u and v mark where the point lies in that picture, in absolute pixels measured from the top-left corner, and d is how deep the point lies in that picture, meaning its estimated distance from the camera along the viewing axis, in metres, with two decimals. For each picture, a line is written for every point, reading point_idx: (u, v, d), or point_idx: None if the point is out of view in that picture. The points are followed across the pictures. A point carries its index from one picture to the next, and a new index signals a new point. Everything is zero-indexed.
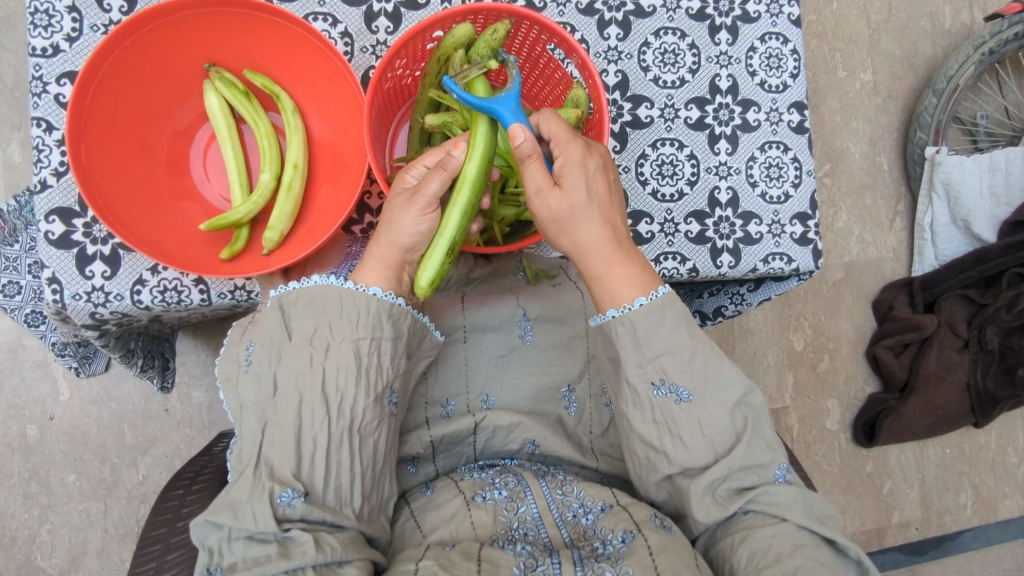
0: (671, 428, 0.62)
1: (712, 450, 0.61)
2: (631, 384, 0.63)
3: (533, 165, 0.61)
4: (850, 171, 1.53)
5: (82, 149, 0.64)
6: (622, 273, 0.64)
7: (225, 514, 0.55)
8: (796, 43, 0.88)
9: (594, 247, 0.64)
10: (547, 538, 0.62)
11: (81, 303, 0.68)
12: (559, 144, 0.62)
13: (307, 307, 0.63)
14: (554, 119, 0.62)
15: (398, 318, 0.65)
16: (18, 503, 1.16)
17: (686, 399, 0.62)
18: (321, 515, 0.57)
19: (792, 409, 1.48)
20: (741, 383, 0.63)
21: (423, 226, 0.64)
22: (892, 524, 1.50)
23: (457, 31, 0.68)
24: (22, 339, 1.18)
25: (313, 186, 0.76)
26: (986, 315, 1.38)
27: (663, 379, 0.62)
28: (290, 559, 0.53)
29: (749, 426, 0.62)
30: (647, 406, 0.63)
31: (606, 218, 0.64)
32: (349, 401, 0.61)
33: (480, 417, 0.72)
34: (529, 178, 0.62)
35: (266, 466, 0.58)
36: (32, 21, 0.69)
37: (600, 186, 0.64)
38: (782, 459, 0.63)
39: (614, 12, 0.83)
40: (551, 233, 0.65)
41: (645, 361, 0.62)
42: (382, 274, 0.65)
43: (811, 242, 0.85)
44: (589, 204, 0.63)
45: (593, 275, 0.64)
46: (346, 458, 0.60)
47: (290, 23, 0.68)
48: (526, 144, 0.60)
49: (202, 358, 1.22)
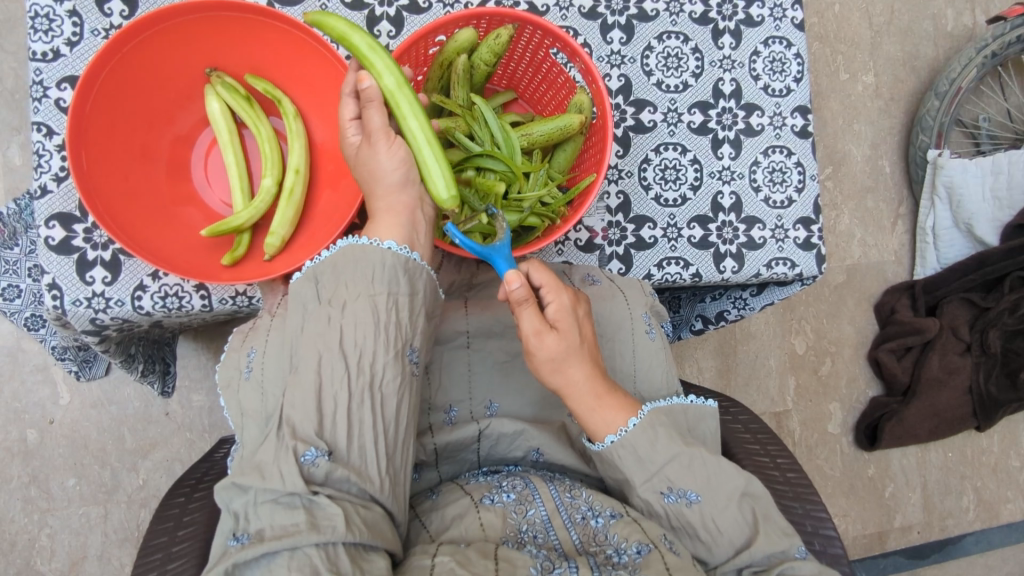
0: (689, 530, 0.63)
1: (732, 545, 0.62)
2: (642, 497, 0.65)
3: (528, 311, 0.63)
4: (852, 173, 1.53)
5: (83, 155, 0.64)
6: (611, 402, 0.65)
7: (251, 475, 0.55)
8: (800, 47, 0.88)
9: (586, 384, 0.65)
10: (557, 541, 0.61)
11: (81, 309, 0.68)
12: (552, 291, 0.65)
13: (331, 273, 0.62)
14: (543, 268, 0.65)
15: (414, 274, 0.63)
16: (18, 508, 1.15)
17: (696, 501, 0.63)
18: (345, 475, 0.56)
19: (794, 412, 1.48)
20: (740, 475, 0.64)
21: (399, 152, 0.63)
22: (894, 527, 1.50)
23: (461, 35, 0.68)
24: (21, 342, 1.17)
25: (315, 191, 0.76)
26: (989, 318, 1.38)
27: (671, 487, 0.64)
28: (320, 532, 0.52)
29: (760, 516, 0.63)
30: (661, 515, 0.64)
31: (593, 357, 0.66)
32: (369, 358, 0.59)
33: (484, 425, 0.71)
34: (526, 322, 0.63)
35: (288, 427, 0.57)
36: (33, 25, 0.69)
37: (586, 330, 0.67)
38: (799, 540, 0.63)
39: (617, 16, 0.83)
40: (543, 374, 0.65)
41: (651, 475, 0.64)
42: (392, 222, 0.64)
43: (814, 247, 0.85)
44: (580, 347, 0.65)
45: (586, 410, 0.65)
46: (368, 416, 0.58)
47: (292, 28, 0.68)
48: (520, 289, 0.61)
49: (202, 362, 1.22)
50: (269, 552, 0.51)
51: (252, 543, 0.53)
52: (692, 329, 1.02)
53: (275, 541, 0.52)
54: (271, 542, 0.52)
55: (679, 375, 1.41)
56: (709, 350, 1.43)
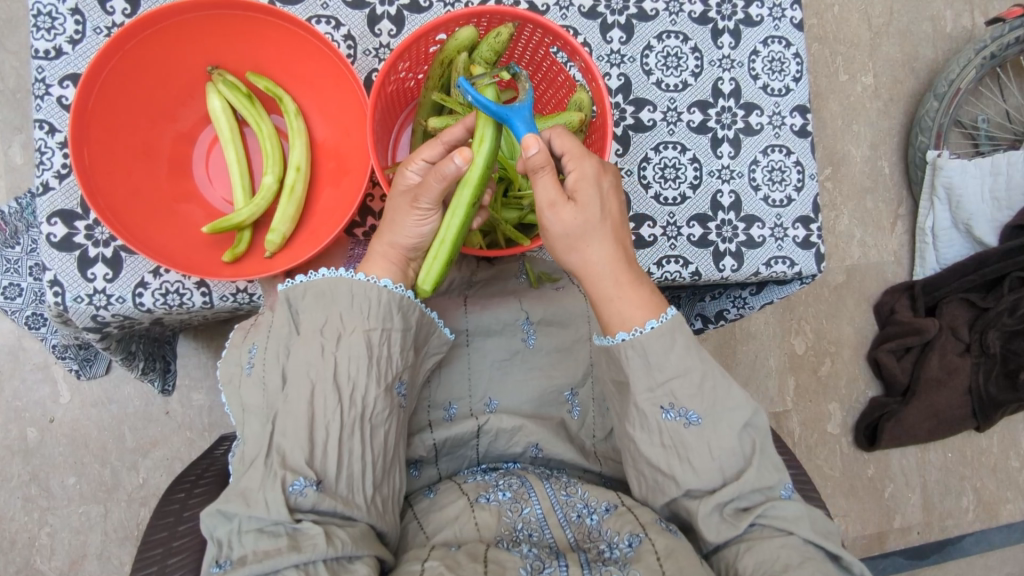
0: (681, 450, 0.61)
1: (721, 474, 0.61)
2: (639, 407, 0.62)
3: (545, 179, 0.60)
4: (851, 174, 1.53)
5: (85, 152, 0.64)
6: (632, 295, 0.63)
7: (236, 503, 0.55)
8: (798, 47, 0.88)
9: (603, 267, 0.63)
10: (551, 539, 0.62)
11: (82, 305, 0.68)
12: (574, 159, 0.61)
13: (315, 299, 0.64)
14: (567, 136, 0.62)
15: (408, 310, 0.65)
16: (18, 506, 1.15)
17: (695, 422, 0.61)
18: (332, 505, 0.57)
19: (794, 413, 1.48)
20: (748, 405, 0.62)
21: (424, 228, 0.66)
22: (893, 528, 1.50)
23: (462, 34, 0.68)
24: (22, 341, 1.18)
25: (316, 188, 0.76)
26: (988, 319, 1.38)
27: (673, 403, 0.61)
28: (301, 552, 0.53)
29: (758, 449, 0.61)
30: (655, 430, 0.62)
31: (617, 238, 0.63)
32: (361, 390, 0.61)
33: (483, 421, 0.71)
34: (541, 192, 0.61)
35: (278, 454, 0.58)
36: (34, 23, 0.69)
37: (612, 203, 0.63)
38: (787, 478, 0.63)
39: (617, 15, 0.83)
40: (559, 250, 0.63)
41: (655, 385, 0.61)
42: (387, 266, 0.66)
43: (813, 246, 0.85)
44: (602, 224, 0.62)
45: (601, 297, 0.63)
46: (358, 445, 0.60)
47: (292, 24, 0.68)
48: (538, 155, 0.59)
49: (202, 361, 1.22)
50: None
51: (234, 568, 0.53)
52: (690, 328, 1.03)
53: (256, 565, 0.52)
54: (254, 565, 0.53)
55: None
56: (708, 350, 1.43)
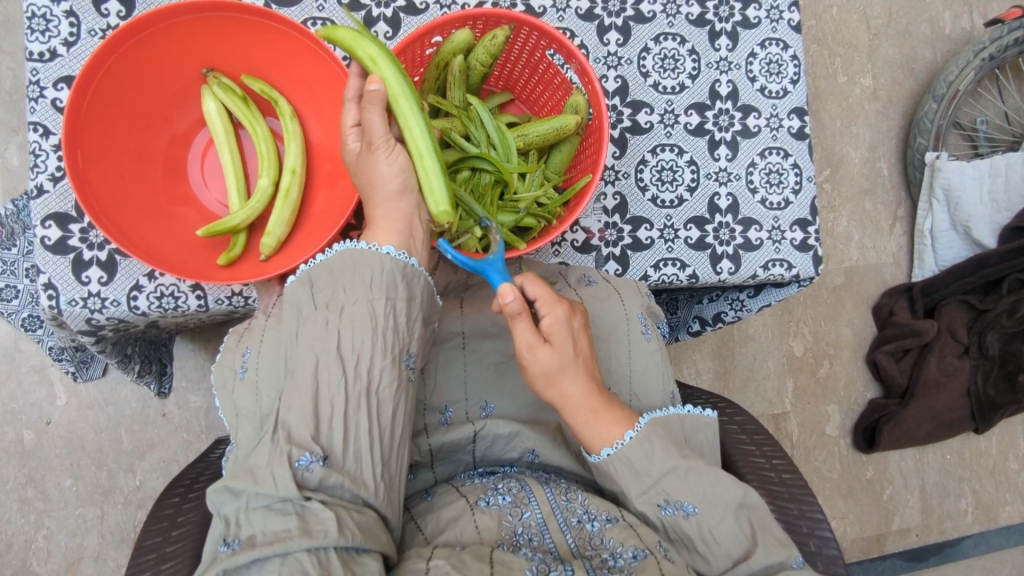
0: (685, 541, 0.63)
1: (729, 556, 0.62)
2: (639, 510, 0.65)
3: (523, 325, 0.61)
4: (850, 176, 1.53)
5: (80, 153, 0.64)
6: (608, 417, 0.65)
7: (244, 479, 0.56)
8: (796, 49, 0.88)
9: (581, 398, 0.64)
10: (552, 543, 0.61)
11: (77, 309, 0.68)
12: (547, 304, 0.63)
13: (328, 277, 0.62)
14: (540, 282, 0.64)
15: (412, 278, 0.64)
16: (14, 508, 1.15)
17: (692, 512, 0.63)
18: (338, 480, 0.56)
19: (792, 415, 1.48)
20: (738, 486, 0.64)
21: (399, 161, 0.63)
22: (892, 530, 1.50)
23: (457, 36, 0.68)
24: (19, 343, 1.18)
25: (311, 191, 0.76)
26: (987, 320, 1.38)
27: (667, 498, 0.63)
28: (312, 538, 0.52)
29: (758, 528, 0.63)
30: (659, 527, 0.64)
31: (588, 370, 0.66)
32: (366, 361, 0.60)
33: (479, 426, 0.71)
34: (520, 336, 0.62)
35: (283, 431, 0.57)
36: (29, 25, 0.69)
37: (581, 339, 0.66)
38: (797, 553, 0.62)
39: (613, 17, 0.83)
40: (537, 387, 0.64)
41: (647, 487, 0.64)
42: (389, 229, 0.64)
43: (811, 249, 0.85)
44: (576, 360, 0.64)
45: (579, 424, 0.65)
46: (364, 421, 0.59)
47: (288, 28, 0.68)
48: (515, 303, 0.60)
49: (199, 363, 1.21)
50: (261, 557, 0.51)
51: (243, 549, 0.53)
52: (689, 330, 1.02)
53: (265, 547, 0.52)
54: (263, 548, 0.52)
55: (677, 377, 1.41)
56: (706, 351, 1.43)
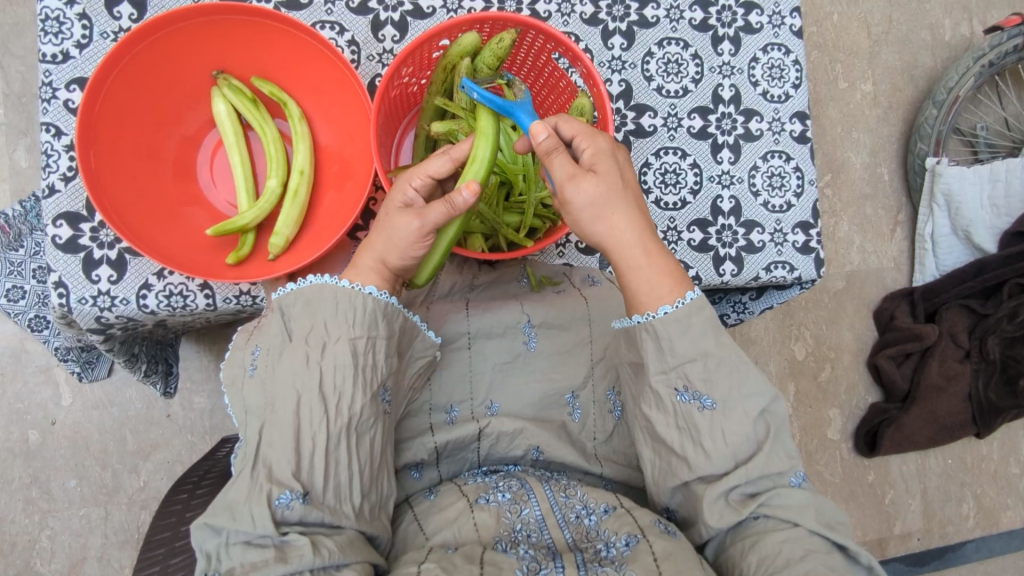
0: (694, 433, 0.62)
1: (734, 457, 0.62)
2: (655, 389, 0.64)
3: (560, 158, 0.61)
4: (851, 181, 1.54)
5: (92, 153, 0.65)
6: (658, 265, 0.64)
7: (223, 517, 0.56)
8: (798, 54, 0.89)
9: (631, 235, 0.64)
10: (550, 540, 0.62)
11: (87, 307, 0.69)
12: (585, 137, 0.63)
13: (303, 307, 0.64)
14: (573, 118, 0.64)
15: (392, 317, 0.65)
16: (18, 509, 1.16)
17: (709, 406, 0.62)
18: (319, 516, 0.57)
19: (794, 418, 1.48)
20: (766, 392, 0.63)
21: (417, 253, 0.65)
22: (894, 534, 1.50)
23: (464, 40, 0.69)
24: (25, 343, 1.18)
25: (319, 192, 0.76)
26: (988, 324, 1.39)
27: (687, 385, 0.63)
28: (287, 564, 0.54)
29: (772, 434, 0.62)
30: (670, 411, 0.64)
31: (637, 206, 0.65)
32: (347, 399, 0.61)
33: (485, 424, 0.72)
34: (559, 170, 0.62)
35: (265, 467, 0.58)
36: (42, 28, 0.70)
37: (628, 176, 0.66)
38: (800, 467, 0.63)
39: (618, 22, 0.84)
40: (587, 224, 0.64)
41: (669, 368, 0.63)
42: (379, 275, 0.66)
43: (813, 251, 0.86)
44: (623, 190, 0.64)
45: (631, 266, 0.64)
46: (344, 454, 0.60)
47: (298, 31, 0.69)
48: (546, 141, 0.61)
49: (203, 364, 1.22)
50: None
51: None
52: None
53: None
54: None
55: None
56: None
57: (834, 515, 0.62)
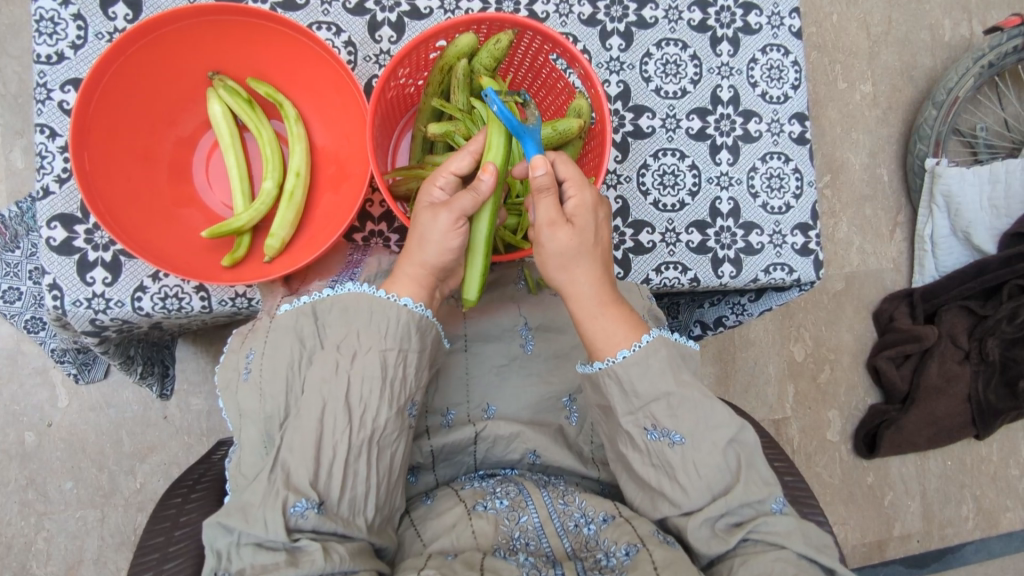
0: (669, 471, 0.62)
1: (709, 490, 0.61)
2: (625, 430, 0.64)
3: (547, 200, 0.61)
4: (850, 182, 1.53)
5: (86, 156, 0.65)
6: (613, 317, 0.65)
7: (236, 517, 0.55)
8: (797, 54, 0.88)
9: (590, 291, 0.65)
10: (548, 549, 0.62)
11: (81, 309, 0.68)
12: (575, 185, 0.63)
13: (340, 315, 0.64)
14: (571, 161, 0.63)
15: (425, 330, 0.64)
16: (15, 511, 1.15)
17: (679, 442, 0.62)
18: (332, 526, 0.57)
19: (793, 420, 1.48)
20: (732, 423, 0.62)
21: (453, 243, 0.64)
22: (893, 536, 1.50)
23: (462, 40, 0.69)
24: (21, 345, 1.18)
25: (315, 194, 0.76)
26: (987, 326, 1.39)
27: (654, 424, 0.63)
28: (298, 568, 0.53)
29: (744, 465, 0.62)
30: (644, 450, 0.64)
31: (602, 262, 0.66)
32: (372, 412, 0.61)
33: (481, 427, 0.71)
34: (542, 212, 0.62)
35: (282, 471, 0.57)
36: (37, 28, 0.70)
37: (603, 231, 0.66)
38: (778, 493, 0.62)
39: (616, 23, 0.84)
40: (551, 268, 0.65)
41: (635, 408, 0.64)
42: (416, 283, 0.65)
43: (812, 253, 0.86)
44: (592, 247, 0.65)
45: (585, 316, 0.65)
46: (365, 467, 0.60)
47: (291, 30, 0.69)
48: (544, 177, 0.60)
49: (200, 365, 1.22)
50: None
51: None
52: (691, 335, 1.02)
53: None
54: None
55: None
56: (708, 356, 1.44)
57: (820, 539, 0.62)
